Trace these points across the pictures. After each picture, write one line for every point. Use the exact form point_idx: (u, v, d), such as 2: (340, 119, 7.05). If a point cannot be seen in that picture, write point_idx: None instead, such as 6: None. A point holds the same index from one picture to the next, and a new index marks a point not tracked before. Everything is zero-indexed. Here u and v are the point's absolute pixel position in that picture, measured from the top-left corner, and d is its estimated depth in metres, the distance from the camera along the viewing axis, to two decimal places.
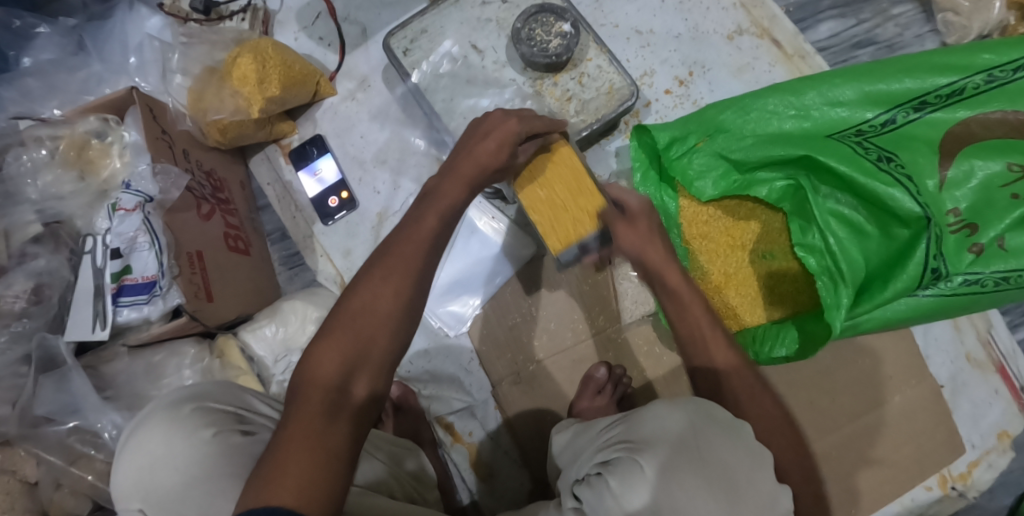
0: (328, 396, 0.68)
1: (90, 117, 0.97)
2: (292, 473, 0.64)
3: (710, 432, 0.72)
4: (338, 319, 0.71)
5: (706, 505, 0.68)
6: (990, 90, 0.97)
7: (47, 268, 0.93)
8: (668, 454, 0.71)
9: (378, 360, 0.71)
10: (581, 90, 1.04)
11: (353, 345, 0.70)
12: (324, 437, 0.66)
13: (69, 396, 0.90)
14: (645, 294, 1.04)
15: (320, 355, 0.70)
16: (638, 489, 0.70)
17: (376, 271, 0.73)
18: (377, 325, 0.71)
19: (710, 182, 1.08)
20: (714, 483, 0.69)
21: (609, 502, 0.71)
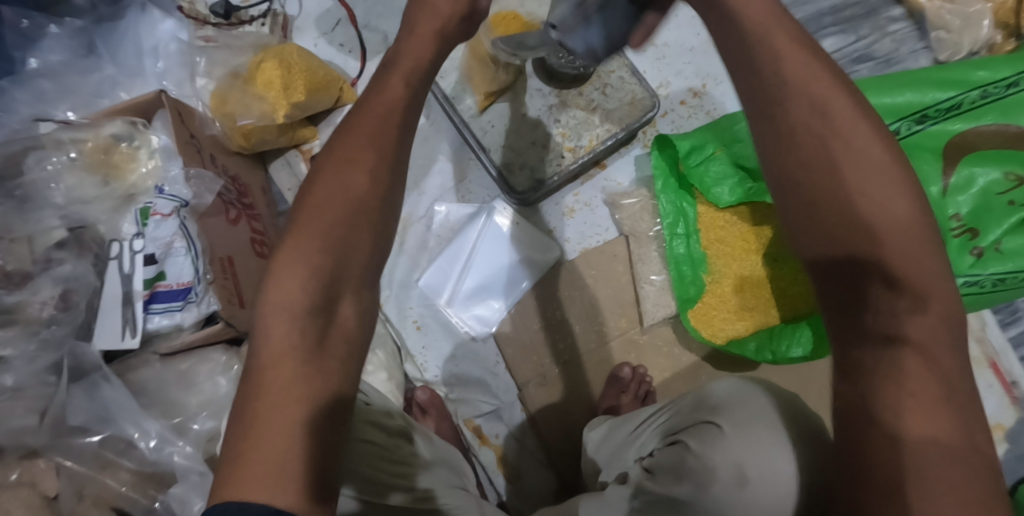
0: (309, 321, 0.63)
1: (117, 120, 0.96)
2: (283, 417, 0.61)
3: (773, 395, 0.78)
4: (295, 234, 0.65)
5: (773, 450, 0.74)
6: (985, 104, 1.05)
7: (73, 274, 0.90)
8: (742, 413, 0.77)
9: (358, 269, 0.66)
10: (605, 100, 1.06)
11: (319, 259, 0.64)
12: (312, 370, 0.62)
13: (101, 404, 0.87)
14: (666, 297, 1.08)
15: (277, 281, 0.64)
16: (716, 447, 0.75)
17: (332, 172, 0.66)
18: (345, 230, 0.65)
19: (727, 189, 1.07)
20: (776, 432, 0.75)
21: (689, 463, 0.76)
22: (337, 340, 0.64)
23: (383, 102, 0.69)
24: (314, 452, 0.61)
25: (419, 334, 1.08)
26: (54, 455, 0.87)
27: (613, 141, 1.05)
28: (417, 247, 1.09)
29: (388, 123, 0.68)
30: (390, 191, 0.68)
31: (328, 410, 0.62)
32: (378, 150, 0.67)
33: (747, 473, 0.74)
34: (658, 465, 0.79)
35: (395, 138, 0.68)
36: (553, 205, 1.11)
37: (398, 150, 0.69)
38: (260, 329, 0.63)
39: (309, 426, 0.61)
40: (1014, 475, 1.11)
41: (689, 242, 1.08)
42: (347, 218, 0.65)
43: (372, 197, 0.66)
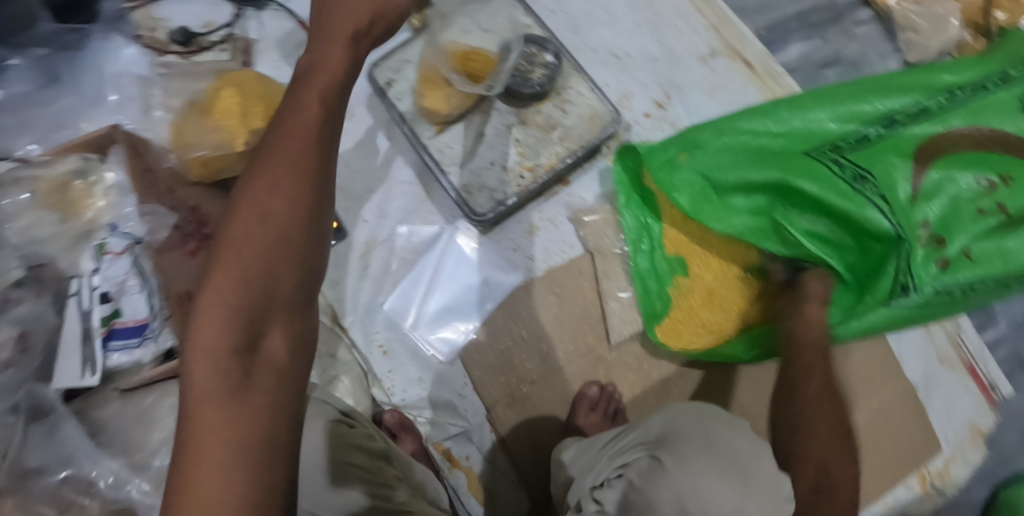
0: (233, 363, 0.60)
1: (71, 156, 0.97)
2: (213, 466, 0.58)
3: (713, 421, 0.81)
4: (217, 267, 0.60)
5: (721, 485, 0.76)
6: (954, 108, 1.02)
7: (31, 314, 0.91)
8: (684, 446, 0.79)
9: (285, 298, 0.62)
10: (564, 116, 1.06)
11: (242, 294, 0.60)
12: (241, 413, 0.59)
13: (61, 445, 0.86)
14: (632, 313, 1.08)
15: (197, 320, 0.60)
16: (657, 481, 0.78)
17: (249, 198, 0.61)
18: (268, 257, 0.61)
19: (687, 196, 1.05)
20: (725, 466, 0.77)
21: (632, 498, 0.79)
22: (267, 374, 0.61)
23: (298, 119, 0.64)
24: (252, 503, 0.58)
25: (385, 359, 1.07)
26: (13, 498, 0.83)
27: (572, 159, 1.05)
28: (380, 271, 1.08)
29: (305, 139, 0.63)
30: (315, 211, 0.63)
31: (263, 453, 0.59)
32: (299, 173, 0.62)
33: (687, 506, 0.76)
34: (609, 497, 0.80)
35: (319, 158, 0.63)
36: (517, 223, 1.10)
37: (322, 165, 0.64)
38: (184, 373, 0.60)
39: (247, 467, 0.59)
40: (993, 479, 1.11)
41: (653, 257, 1.09)
42: (266, 248, 0.61)
43: (294, 221, 0.62)
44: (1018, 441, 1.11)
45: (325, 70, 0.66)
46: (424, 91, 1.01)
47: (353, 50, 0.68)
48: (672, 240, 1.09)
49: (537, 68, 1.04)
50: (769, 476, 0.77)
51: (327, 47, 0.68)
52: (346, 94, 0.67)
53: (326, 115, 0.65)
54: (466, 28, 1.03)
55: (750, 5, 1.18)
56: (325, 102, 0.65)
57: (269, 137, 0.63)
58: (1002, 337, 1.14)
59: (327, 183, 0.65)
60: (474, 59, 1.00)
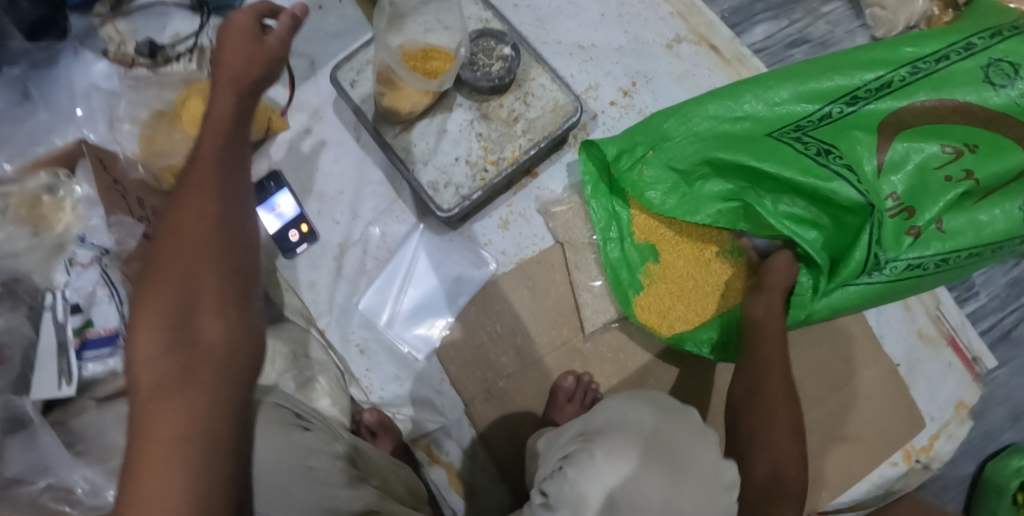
0: (171, 360, 0.61)
1: (40, 173, 0.98)
2: (156, 462, 0.58)
3: (654, 420, 0.76)
4: (148, 276, 0.64)
5: (658, 478, 0.72)
6: (915, 81, 1.03)
7: (8, 327, 0.93)
8: (615, 438, 0.75)
9: (212, 293, 0.64)
10: (526, 109, 1.06)
11: (167, 295, 0.63)
12: (181, 407, 0.59)
13: (39, 455, 0.88)
14: (605, 303, 1.08)
15: (134, 328, 0.62)
16: (591, 474, 0.73)
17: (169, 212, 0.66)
18: (184, 260, 0.64)
19: (661, 192, 1.06)
20: (663, 459, 0.73)
21: (568, 494, 0.72)
22: (206, 368, 0.62)
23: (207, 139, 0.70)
24: (194, 496, 0.57)
25: (362, 358, 1.07)
26: None
27: (535, 151, 1.04)
28: (354, 271, 1.09)
29: (213, 159, 0.69)
30: (230, 214, 0.67)
31: (204, 447, 0.59)
32: (207, 185, 0.67)
33: (617, 500, 0.72)
34: (550, 489, 0.74)
35: (222, 171, 0.68)
36: (487, 218, 1.10)
37: (228, 180, 0.69)
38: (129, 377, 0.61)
39: (184, 464, 0.58)
40: (980, 453, 1.10)
41: (624, 245, 1.08)
42: (185, 250, 0.64)
43: (210, 222, 0.66)
44: (1005, 416, 1.11)
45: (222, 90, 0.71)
46: (385, 90, 1.00)
47: (246, 83, 0.72)
48: (643, 228, 1.08)
49: (495, 61, 1.03)
50: (707, 467, 0.74)
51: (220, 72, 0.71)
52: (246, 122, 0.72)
53: (228, 130, 0.70)
54: (426, 26, 1.01)
55: None
56: (229, 126, 0.71)
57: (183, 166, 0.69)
58: (984, 309, 1.12)
59: (240, 191, 0.69)
60: (429, 58, 1.00)
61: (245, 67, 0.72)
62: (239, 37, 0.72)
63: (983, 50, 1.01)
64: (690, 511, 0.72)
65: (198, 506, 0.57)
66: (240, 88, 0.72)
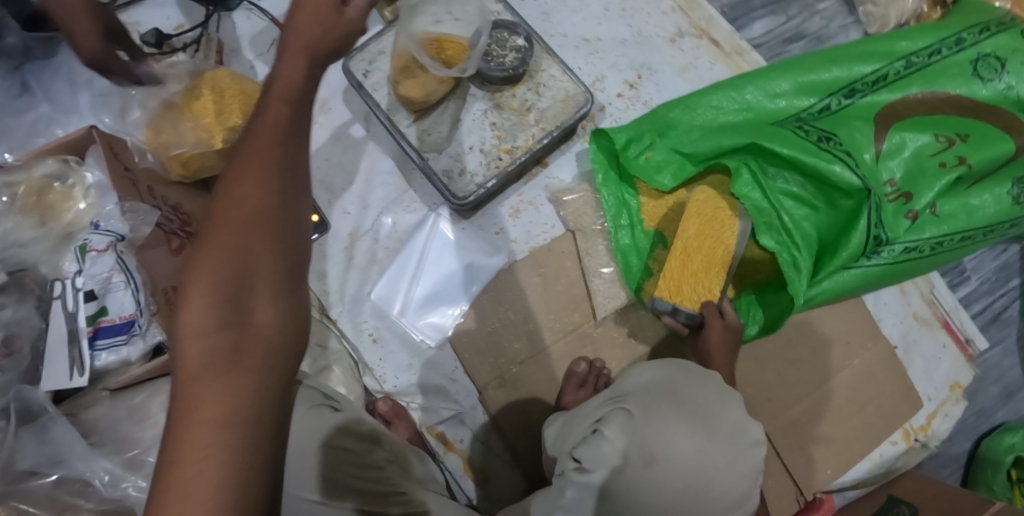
0: (221, 338, 0.61)
1: (48, 160, 0.95)
2: (199, 443, 0.58)
3: (686, 380, 0.80)
4: (203, 248, 0.64)
5: (687, 433, 0.75)
6: (909, 73, 1.07)
7: (15, 318, 0.90)
8: (650, 398, 0.78)
9: (267, 275, 0.64)
10: (539, 99, 1.07)
11: (223, 272, 0.62)
12: (229, 387, 0.60)
13: (52, 447, 0.86)
14: (616, 289, 1.09)
15: (185, 300, 0.62)
16: (628, 431, 0.76)
17: (227, 186, 0.65)
18: (242, 238, 0.63)
19: (668, 175, 1.08)
20: (691, 416, 0.77)
21: (605, 451, 0.76)
22: (256, 351, 0.62)
23: (271, 115, 0.67)
24: (236, 481, 0.58)
25: (375, 347, 1.07)
26: (12, 501, 0.84)
27: (548, 140, 1.06)
28: (365, 260, 1.09)
29: (278, 132, 0.67)
30: (288, 197, 0.66)
31: (250, 432, 0.59)
32: (269, 161, 0.66)
33: (654, 453, 0.75)
34: (586, 452, 0.76)
35: (286, 147, 0.67)
36: (498, 207, 1.11)
37: (292, 156, 0.67)
38: (176, 351, 0.61)
39: (230, 449, 0.58)
40: (974, 432, 1.15)
41: (633, 233, 1.09)
42: (243, 226, 0.64)
43: (271, 202, 0.65)
44: (997, 395, 1.15)
45: (291, 67, 0.69)
46: (400, 78, 1.02)
47: (312, 62, 0.70)
48: (650, 215, 1.09)
49: (509, 52, 1.05)
50: (733, 422, 0.77)
51: (286, 50, 0.70)
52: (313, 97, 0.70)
53: (295, 106, 0.68)
54: (436, 17, 1.00)
55: None
56: (297, 93, 0.69)
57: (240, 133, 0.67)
58: (975, 293, 1.17)
59: (301, 174, 0.68)
60: (448, 47, 1.00)
61: (326, 37, 0.71)
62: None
63: (972, 44, 1.06)
64: (721, 466, 0.75)
65: (241, 491, 0.58)
66: (312, 54, 0.70)
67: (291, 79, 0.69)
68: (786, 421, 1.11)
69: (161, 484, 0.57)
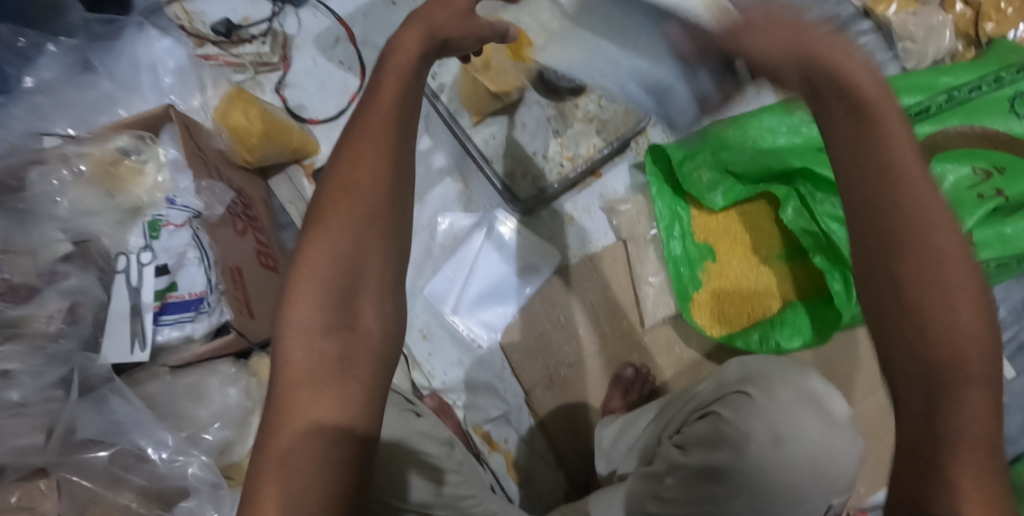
0: (327, 341, 0.64)
1: (124, 134, 0.96)
2: (300, 449, 0.61)
3: (801, 371, 0.80)
4: (310, 245, 0.66)
5: (811, 417, 0.75)
6: (949, 108, 1.12)
7: (80, 287, 0.89)
8: (770, 383, 0.79)
9: (373, 280, 0.67)
10: (602, 112, 1.11)
11: (333, 272, 0.65)
12: (336, 394, 0.63)
13: (110, 417, 0.87)
14: (666, 297, 1.11)
15: (292, 300, 0.65)
16: (752, 414, 0.77)
17: (332, 188, 0.68)
18: (352, 239, 0.66)
19: (720, 194, 1.11)
20: (811, 401, 0.77)
21: (727, 431, 0.77)
22: (362, 355, 0.65)
23: (378, 104, 0.69)
24: (331, 480, 0.61)
25: (425, 342, 1.09)
26: (60, 471, 0.86)
27: (609, 151, 1.10)
28: (421, 256, 1.11)
29: (387, 118, 0.68)
30: (395, 202, 0.68)
31: (348, 436, 0.63)
32: (376, 154, 0.67)
33: (781, 432, 0.75)
34: (689, 437, 0.80)
35: (396, 138, 0.69)
36: (553, 213, 1.13)
37: (399, 150, 0.69)
38: (282, 352, 0.65)
39: (336, 456, 0.62)
40: None
41: (685, 243, 1.11)
42: (358, 222, 0.67)
43: (377, 201, 0.67)
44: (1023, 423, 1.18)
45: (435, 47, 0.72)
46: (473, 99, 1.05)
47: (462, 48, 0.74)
48: (699, 229, 1.12)
49: None
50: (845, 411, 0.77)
51: (404, 36, 0.71)
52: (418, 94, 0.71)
53: (403, 103, 0.70)
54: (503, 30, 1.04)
55: None
56: (406, 75, 0.70)
57: (346, 127, 0.69)
58: (1002, 322, 1.21)
59: (405, 170, 0.70)
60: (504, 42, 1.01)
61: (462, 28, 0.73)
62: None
63: (1010, 83, 1.11)
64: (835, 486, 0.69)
65: (334, 494, 0.61)
66: (428, 39, 0.71)
67: (403, 64, 0.70)
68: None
69: (268, 488, 0.61)
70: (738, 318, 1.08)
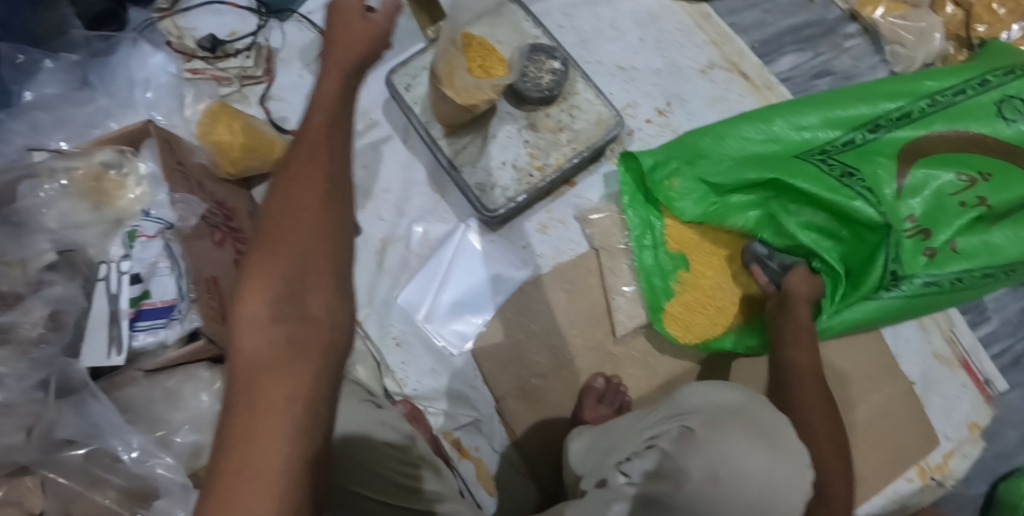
0: (279, 330, 0.63)
1: (107, 148, 1.01)
2: (258, 433, 0.60)
3: (748, 403, 0.83)
4: (260, 247, 0.67)
5: (750, 452, 0.78)
6: (934, 112, 1.08)
7: (63, 296, 0.93)
8: (712, 416, 0.82)
9: (321, 271, 0.66)
10: (572, 121, 1.12)
11: (282, 267, 0.65)
12: (290, 379, 0.62)
13: (90, 422, 0.91)
14: (639, 308, 1.12)
15: (243, 294, 0.65)
16: (691, 450, 0.80)
17: (279, 192, 0.68)
18: (299, 235, 0.66)
19: (691, 202, 1.10)
20: (752, 435, 0.79)
21: (666, 465, 0.80)
22: (314, 342, 0.64)
23: (317, 121, 0.73)
24: (293, 465, 0.60)
25: (399, 350, 1.10)
26: (44, 471, 0.90)
27: (579, 159, 1.11)
28: (397, 266, 1.13)
29: (328, 132, 0.72)
30: (337, 202, 0.69)
31: (306, 420, 0.61)
32: (318, 161, 0.70)
33: (720, 469, 0.78)
34: (636, 469, 0.82)
35: (337, 147, 0.72)
36: (526, 222, 1.14)
37: (339, 157, 0.72)
38: (235, 342, 0.63)
39: (296, 438, 0.60)
40: (992, 474, 1.14)
41: (657, 253, 1.12)
42: (309, 218, 0.67)
43: (322, 199, 0.68)
44: (1016, 439, 1.15)
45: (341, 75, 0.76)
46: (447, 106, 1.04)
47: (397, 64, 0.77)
48: (675, 239, 1.12)
49: (545, 74, 1.09)
50: (793, 445, 0.79)
51: (326, 72, 0.76)
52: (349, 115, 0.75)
53: (337, 121, 0.73)
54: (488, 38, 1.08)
55: (747, 21, 1.24)
56: (337, 100, 0.75)
57: (294, 140, 0.72)
58: (995, 334, 1.17)
59: (346, 173, 0.72)
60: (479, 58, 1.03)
61: (365, 41, 0.78)
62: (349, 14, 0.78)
63: (997, 86, 1.08)
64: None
65: (294, 476, 0.60)
66: (345, 68, 0.76)
67: (328, 96, 0.75)
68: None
69: (227, 466, 0.59)
70: (711, 326, 1.09)
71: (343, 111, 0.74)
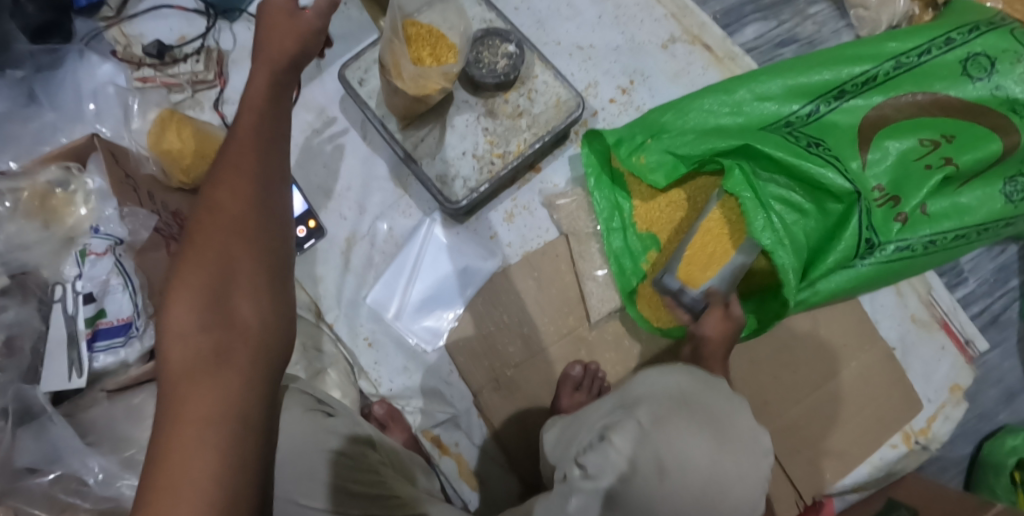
0: (204, 339, 0.61)
1: (51, 166, 0.98)
2: (182, 445, 0.57)
3: (701, 390, 0.84)
4: (185, 258, 0.65)
5: (696, 443, 0.79)
6: (899, 75, 1.06)
7: (17, 320, 0.92)
8: (659, 406, 0.82)
9: (248, 277, 0.65)
10: (531, 105, 1.10)
11: (207, 275, 0.63)
12: (216, 387, 0.60)
13: (49, 445, 0.88)
14: (611, 292, 1.10)
15: (168, 306, 0.63)
16: (638, 442, 0.80)
17: (204, 202, 0.67)
18: (224, 243, 0.65)
19: (662, 173, 1.07)
20: (699, 425, 0.80)
21: (613, 458, 0.80)
22: (242, 349, 0.62)
23: (245, 127, 0.70)
24: (223, 476, 0.57)
25: (371, 350, 1.08)
26: (10, 501, 0.86)
27: (540, 144, 1.08)
28: (362, 265, 1.10)
29: (259, 138, 0.70)
30: (264, 206, 0.67)
31: (236, 428, 0.59)
32: (245, 167, 0.68)
33: (666, 462, 0.79)
34: (588, 463, 0.82)
35: (266, 153, 0.70)
36: (492, 212, 1.13)
37: (270, 162, 0.70)
38: (162, 355, 0.62)
39: (223, 448, 0.58)
40: (976, 435, 1.13)
41: (626, 235, 1.10)
42: (233, 226, 0.65)
43: (248, 205, 0.67)
44: (998, 396, 1.14)
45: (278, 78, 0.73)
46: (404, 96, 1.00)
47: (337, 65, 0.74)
48: (643, 218, 1.10)
49: (500, 58, 1.07)
50: (743, 429, 0.82)
51: (253, 76, 0.73)
52: (284, 124, 0.73)
53: (270, 128, 0.71)
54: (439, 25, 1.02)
55: None
56: (266, 104, 0.72)
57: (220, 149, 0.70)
58: (973, 294, 1.16)
59: (279, 179, 0.70)
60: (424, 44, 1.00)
61: (297, 44, 0.74)
62: (277, 14, 0.75)
63: (962, 44, 1.06)
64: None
65: (224, 488, 0.57)
66: (276, 68, 0.73)
67: (260, 102, 0.72)
68: (801, 413, 1.11)
69: (153, 483, 0.56)
70: None
71: (275, 120, 0.72)
